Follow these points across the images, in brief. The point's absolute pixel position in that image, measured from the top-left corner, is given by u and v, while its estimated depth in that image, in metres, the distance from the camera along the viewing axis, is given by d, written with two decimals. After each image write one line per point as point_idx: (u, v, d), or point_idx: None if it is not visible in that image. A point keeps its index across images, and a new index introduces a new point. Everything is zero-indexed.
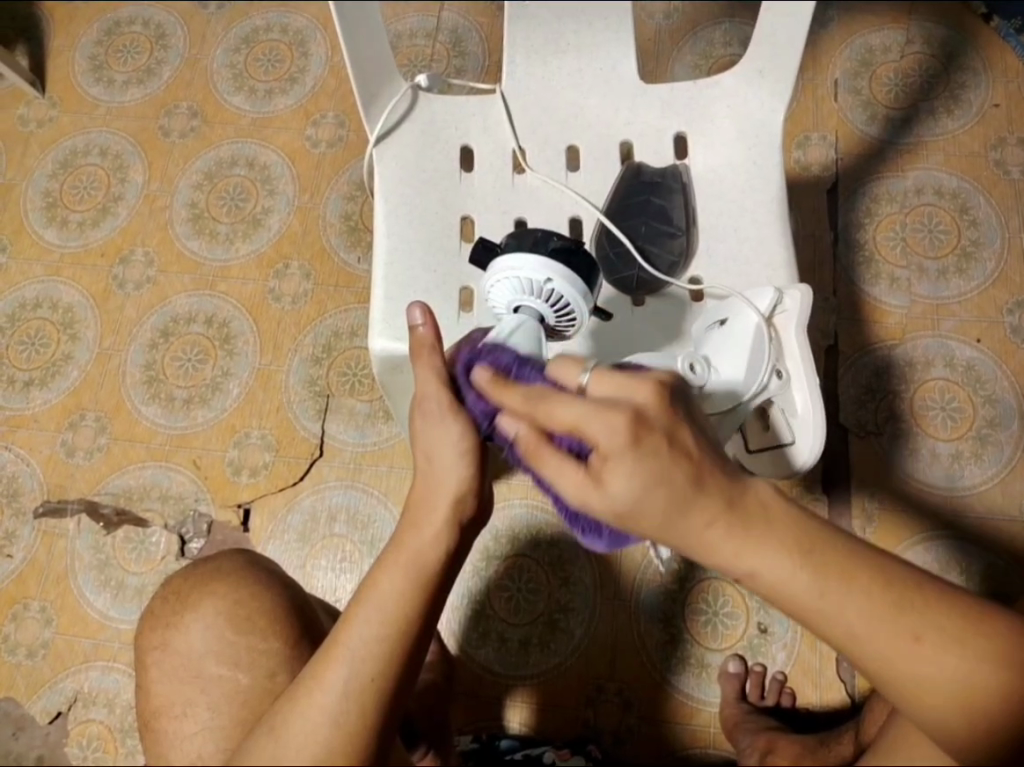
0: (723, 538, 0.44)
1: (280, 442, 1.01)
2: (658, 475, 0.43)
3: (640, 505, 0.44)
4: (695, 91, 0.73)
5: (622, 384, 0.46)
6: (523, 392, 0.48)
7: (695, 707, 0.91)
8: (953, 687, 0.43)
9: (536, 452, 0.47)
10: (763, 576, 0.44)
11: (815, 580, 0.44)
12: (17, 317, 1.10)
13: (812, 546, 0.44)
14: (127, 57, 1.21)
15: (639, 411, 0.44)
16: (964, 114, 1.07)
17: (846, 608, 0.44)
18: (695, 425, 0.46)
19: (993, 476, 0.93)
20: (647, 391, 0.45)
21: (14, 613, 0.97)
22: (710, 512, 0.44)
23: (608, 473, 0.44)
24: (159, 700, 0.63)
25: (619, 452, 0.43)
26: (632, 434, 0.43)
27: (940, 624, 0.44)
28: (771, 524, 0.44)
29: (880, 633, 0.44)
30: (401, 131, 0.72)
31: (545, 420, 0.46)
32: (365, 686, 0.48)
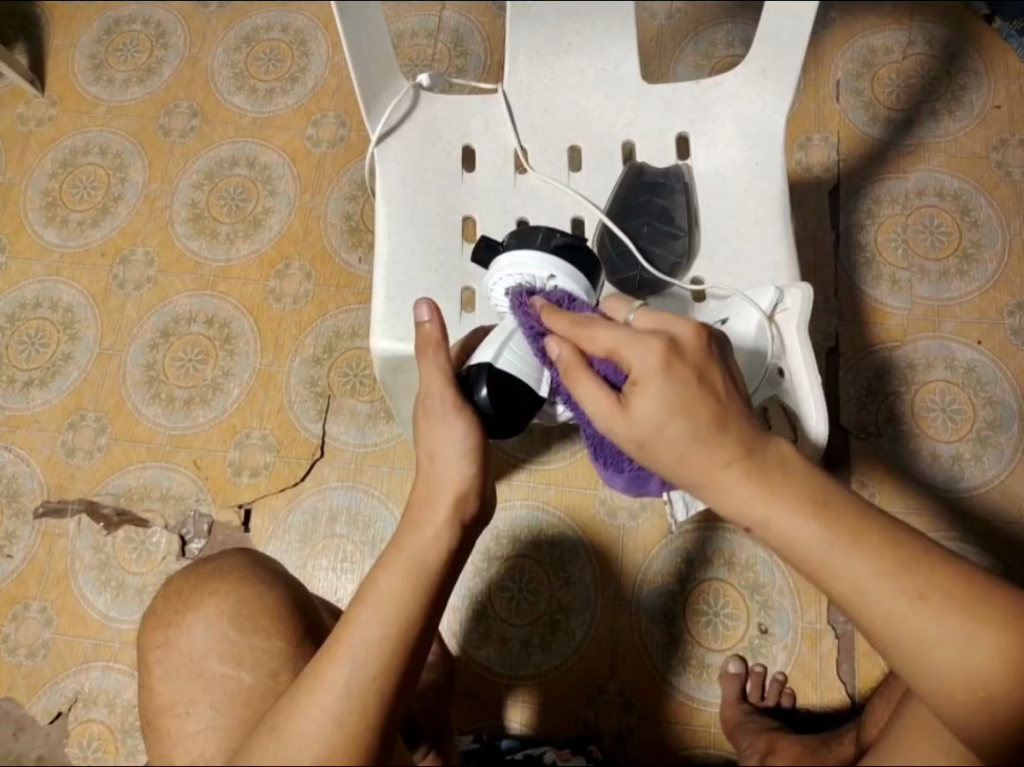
0: (739, 479, 0.45)
1: (281, 442, 1.01)
2: (684, 402, 0.46)
3: (662, 429, 0.46)
4: (698, 91, 0.72)
5: (663, 321, 0.49)
6: (570, 322, 0.52)
7: (695, 708, 0.91)
8: (953, 650, 0.44)
9: (573, 374, 0.50)
10: (775, 525, 0.45)
11: (824, 532, 0.45)
12: (17, 317, 1.09)
13: (827, 501, 0.46)
14: (126, 56, 1.20)
15: (676, 345, 0.47)
16: (965, 116, 1.07)
17: (853, 558, 0.44)
18: (729, 368, 0.49)
19: (993, 477, 0.94)
20: (685, 329, 0.48)
21: (14, 613, 0.97)
22: (729, 451, 0.46)
23: (636, 396, 0.47)
24: (161, 700, 0.63)
25: (649, 376, 0.46)
26: (665, 359, 0.46)
27: (944, 588, 0.45)
28: (787, 476, 0.46)
29: (885, 588, 0.44)
30: (403, 130, 0.72)
31: (588, 345, 0.50)
32: (367, 686, 0.48)
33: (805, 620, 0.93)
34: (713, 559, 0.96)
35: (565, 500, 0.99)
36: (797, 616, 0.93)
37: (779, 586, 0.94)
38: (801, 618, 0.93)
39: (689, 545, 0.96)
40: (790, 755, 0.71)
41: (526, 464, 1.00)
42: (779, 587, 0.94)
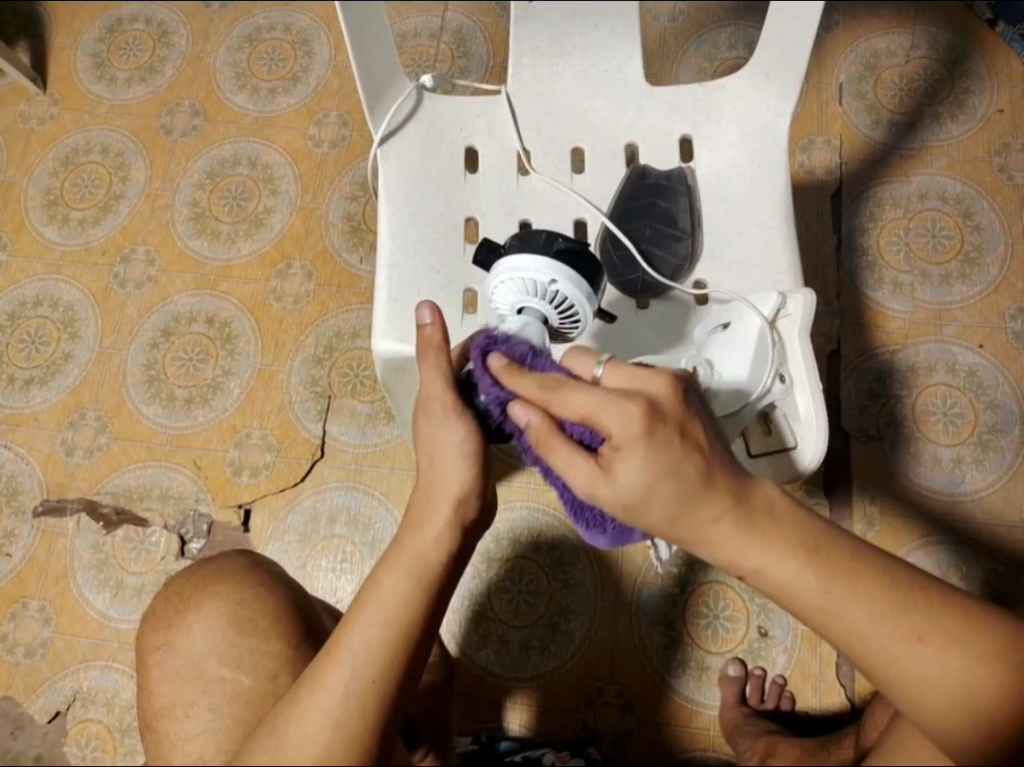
0: (731, 533, 0.45)
1: (281, 443, 1.01)
2: (669, 466, 0.44)
3: (649, 495, 0.44)
4: (702, 93, 0.72)
5: (635, 376, 0.47)
6: (536, 382, 0.48)
7: (694, 710, 0.91)
8: (955, 687, 0.43)
9: (545, 441, 0.47)
10: (767, 574, 0.45)
11: (819, 579, 0.44)
12: (17, 315, 1.09)
13: (818, 545, 0.45)
14: (128, 54, 1.20)
15: (654, 403, 0.45)
16: (968, 119, 1.07)
17: (850, 604, 0.44)
18: (706, 418, 0.47)
19: (994, 481, 0.94)
20: (659, 383, 0.46)
21: (13, 612, 0.97)
22: (720, 504, 0.45)
23: (619, 462, 0.44)
24: (161, 701, 0.63)
25: (631, 442, 0.44)
26: (646, 424, 0.44)
27: (943, 625, 0.44)
28: (777, 524, 0.45)
29: (884, 632, 0.44)
30: (405, 131, 0.72)
31: (558, 408, 0.47)
32: (366, 688, 0.48)
33: (805, 622, 0.93)
34: (713, 560, 0.96)
35: (565, 501, 0.99)
36: (796, 619, 0.93)
37: None
38: (801, 621, 0.93)
39: (689, 547, 0.96)
40: (790, 758, 0.71)
41: (527, 465, 1.00)
42: None
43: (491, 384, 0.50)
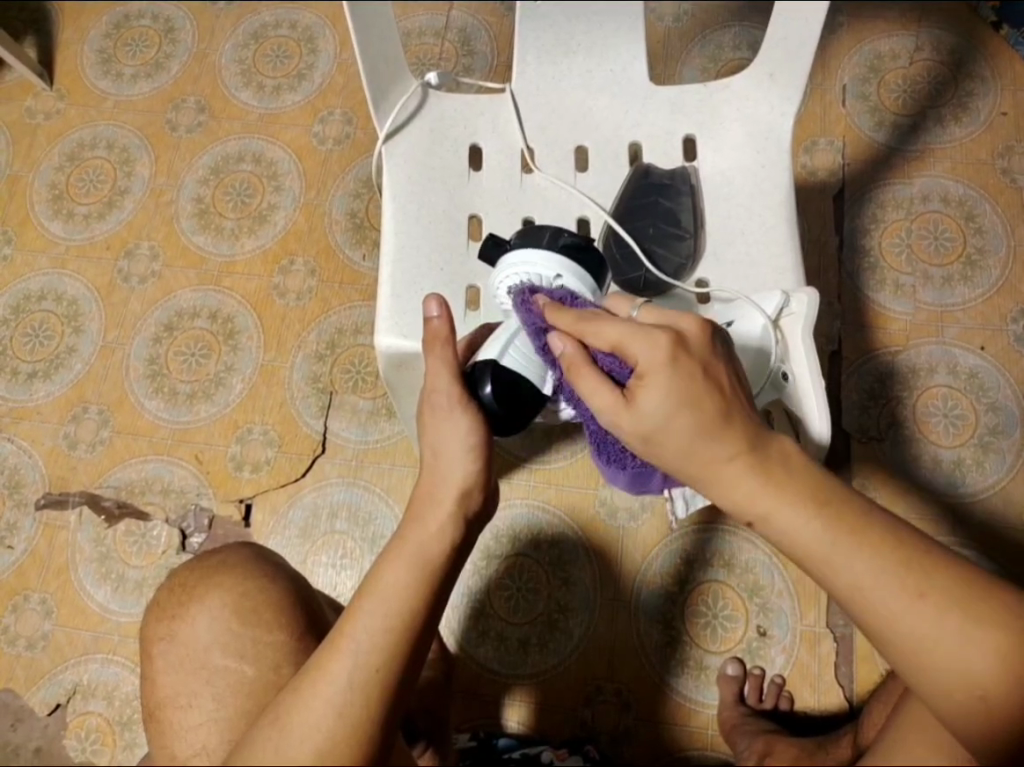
0: (742, 472, 0.46)
1: (283, 437, 1.01)
2: (690, 397, 0.46)
3: (668, 426, 0.46)
4: (706, 95, 0.73)
5: (669, 316, 0.50)
6: (574, 317, 0.52)
7: (693, 709, 0.91)
8: (952, 648, 0.43)
9: (576, 369, 0.50)
10: (774, 520, 0.46)
11: (826, 529, 0.45)
12: (22, 308, 1.10)
13: (829, 499, 0.46)
14: (135, 51, 1.21)
15: (679, 341, 0.47)
16: (971, 122, 1.07)
17: (852, 552, 0.44)
18: (733, 366, 0.49)
19: (994, 483, 0.94)
20: (692, 324, 0.49)
21: (14, 604, 0.97)
22: (734, 446, 0.46)
23: (642, 391, 0.47)
24: (164, 691, 0.63)
25: (657, 370, 0.46)
26: (672, 355, 0.47)
27: (944, 587, 0.44)
28: (790, 474, 0.46)
29: (884, 585, 0.44)
30: (411, 128, 0.72)
31: (591, 339, 0.50)
32: (369, 677, 0.48)
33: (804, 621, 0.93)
34: (713, 559, 0.96)
35: (566, 499, 0.99)
36: (796, 619, 0.93)
37: (779, 588, 0.94)
38: (801, 621, 0.93)
39: (688, 545, 0.96)
40: (789, 757, 0.71)
41: (527, 464, 1.00)
42: (778, 590, 0.94)
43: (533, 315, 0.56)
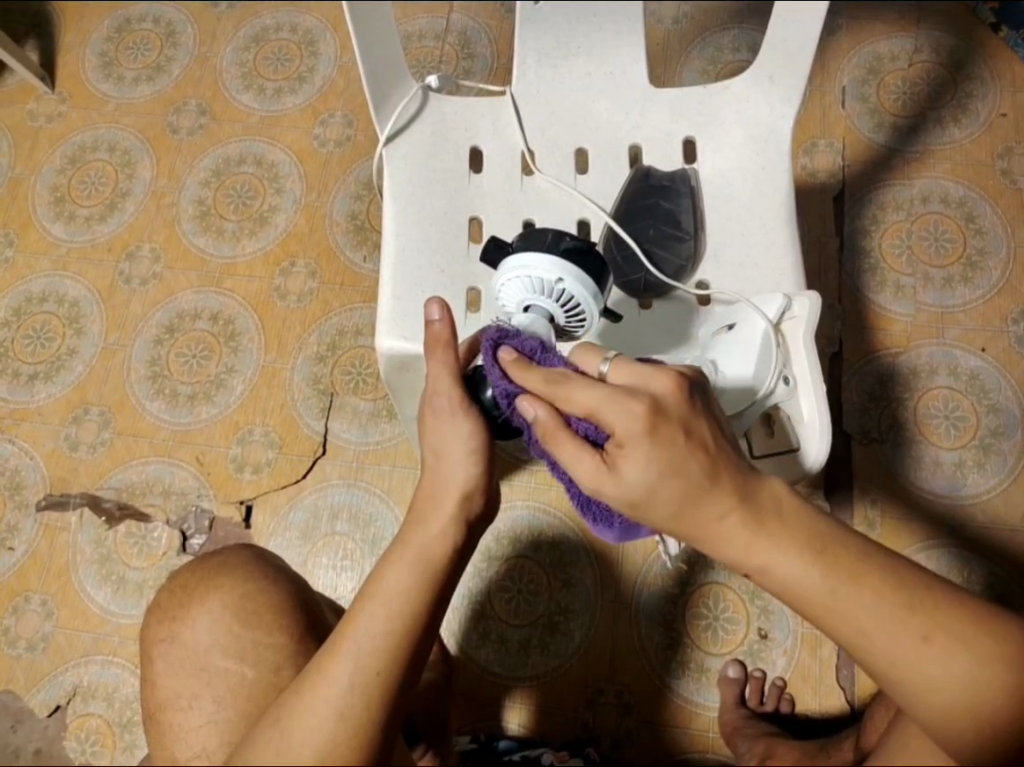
0: (737, 530, 0.45)
1: (284, 439, 1.01)
2: (673, 464, 0.44)
3: (653, 494, 0.45)
4: (705, 96, 0.73)
5: (641, 373, 0.47)
6: (540, 377, 0.48)
7: (694, 711, 0.91)
8: (959, 689, 0.43)
9: (552, 437, 0.47)
10: (774, 572, 0.45)
11: (827, 579, 0.44)
12: (24, 311, 1.10)
13: (827, 547, 0.45)
14: (136, 54, 1.21)
15: (657, 401, 0.45)
16: (971, 123, 1.08)
17: (856, 605, 0.44)
18: (711, 417, 0.47)
19: (995, 485, 0.93)
20: (666, 381, 0.46)
21: (15, 605, 0.97)
22: (726, 503, 0.45)
23: (623, 460, 0.45)
24: (165, 692, 0.63)
25: (636, 439, 0.44)
26: (649, 422, 0.44)
27: (948, 626, 0.44)
28: (787, 523, 0.45)
29: (891, 633, 0.44)
30: (412, 130, 0.73)
31: (562, 403, 0.47)
32: (369, 679, 0.48)
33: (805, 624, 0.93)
34: (714, 561, 0.96)
35: (566, 501, 0.99)
36: (797, 621, 0.93)
37: None
38: (803, 624, 0.93)
39: (689, 547, 0.96)
40: (790, 759, 0.71)
41: (529, 465, 1.00)
42: None
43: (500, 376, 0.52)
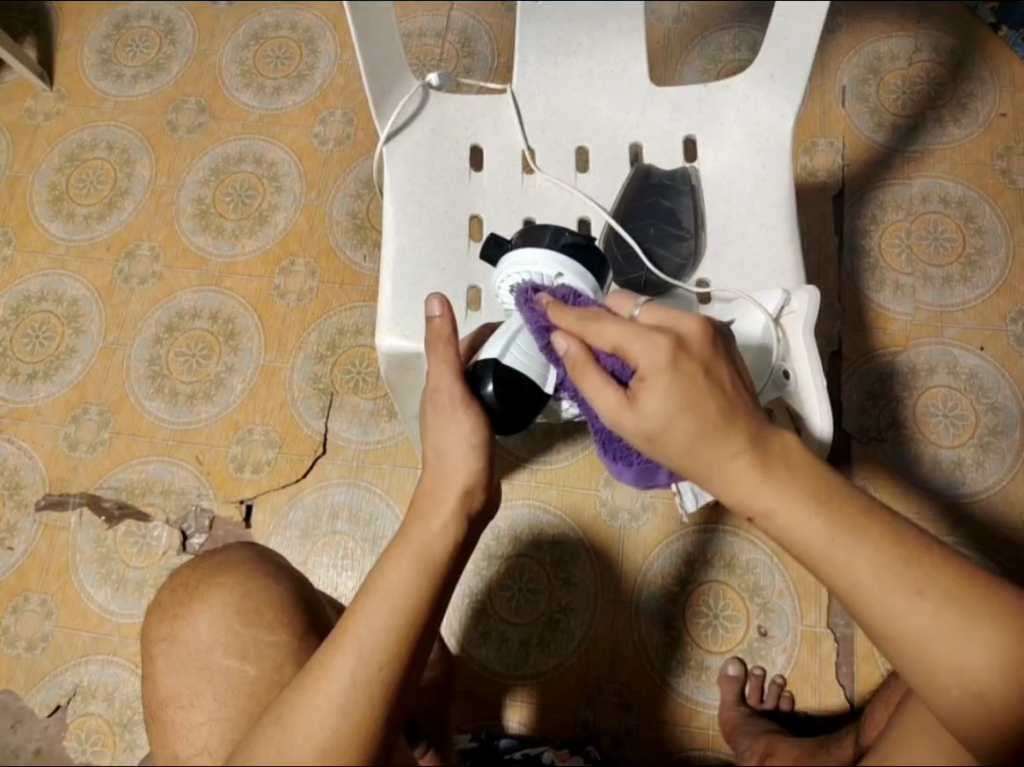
0: (746, 470, 0.45)
1: (284, 438, 1.01)
2: (691, 398, 0.45)
3: (670, 427, 0.45)
4: (707, 95, 0.73)
5: (669, 315, 0.48)
6: (576, 315, 0.51)
7: (694, 709, 0.91)
8: (951, 646, 0.43)
9: (581, 370, 0.49)
10: (774, 516, 0.45)
11: (826, 526, 0.44)
12: (22, 309, 1.10)
13: (830, 495, 0.45)
14: (135, 52, 1.21)
15: (681, 339, 0.46)
16: (971, 122, 1.08)
17: (853, 555, 0.44)
18: (736, 363, 0.48)
19: (994, 483, 0.94)
20: (692, 323, 0.47)
21: (14, 605, 0.97)
22: (738, 443, 0.45)
23: (643, 392, 0.46)
24: (166, 691, 0.63)
25: (657, 372, 0.45)
26: (673, 356, 0.45)
27: (943, 584, 0.44)
28: (791, 469, 0.46)
29: (887, 585, 0.44)
30: (412, 129, 0.72)
31: (593, 339, 0.49)
32: (372, 677, 0.48)
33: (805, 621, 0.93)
34: (713, 560, 0.96)
35: (566, 499, 0.99)
36: (797, 619, 0.93)
37: (779, 588, 0.95)
38: (802, 621, 0.93)
39: (689, 545, 0.97)
40: (790, 757, 0.71)
41: (529, 464, 1.01)
42: (778, 590, 0.94)
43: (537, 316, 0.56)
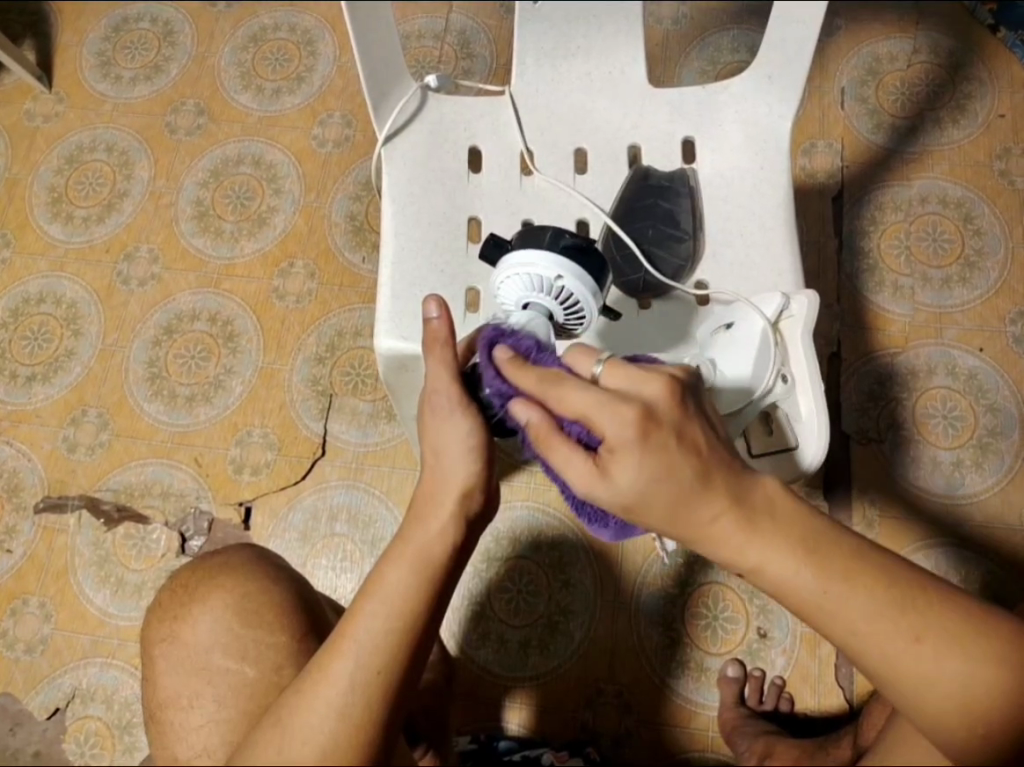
0: (732, 533, 0.45)
1: (283, 441, 1.01)
2: (665, 470, 0.44)
3: (646, 496, 0.44)
4: (704, 96, 0.73)
5: (632, 377, 0.46)
6: (536, 378, 0.48)
7: (694, 711, 0.91)
8: (953, 687, 0.43)
9: (545, 439, 0.47)
10: (767, 572, 0.45)
11: (817, 579, 0.45)
12: (21, 312, 1.10)
13: (818, 546, 0.45)
14: (134, 54, 1.21)
15: (648, 408, 0.44)
16: (969, 124, 1.08)
17: (847, 606, 0.44)
18: (703, 416, 0.47)
19: (993, 485, 0.94)
20: (657, 386, 0.45)
21: (13, 608, 0.97)
22: (719, 505, 0.45)
23: (614, 465, 0.44)
24: (166, 692, 0.63)
25: (626, 446, 0.44)
26: (640, 428, 0.44)
27: (941, 624, 0.44)
28: (777, 522, 0.45)
29: (884, 633, 0.44)
30: (410, 130, 0.72)
31: (556, 406, 0.47)
32: (371, 680, 0.48)
33: (804, 623, 0.93)
34: (713, 561, 0.96)
35: (566, 501, 0.99)
36: (796, 620, 0.93)
37: None
38: (801, 623, 0.93)
39: (689, 547, 0.96)
40: (789, 758, 0.71)
41: (528, 465, 1.00)
42: None
43: (495, 378, 0.52)
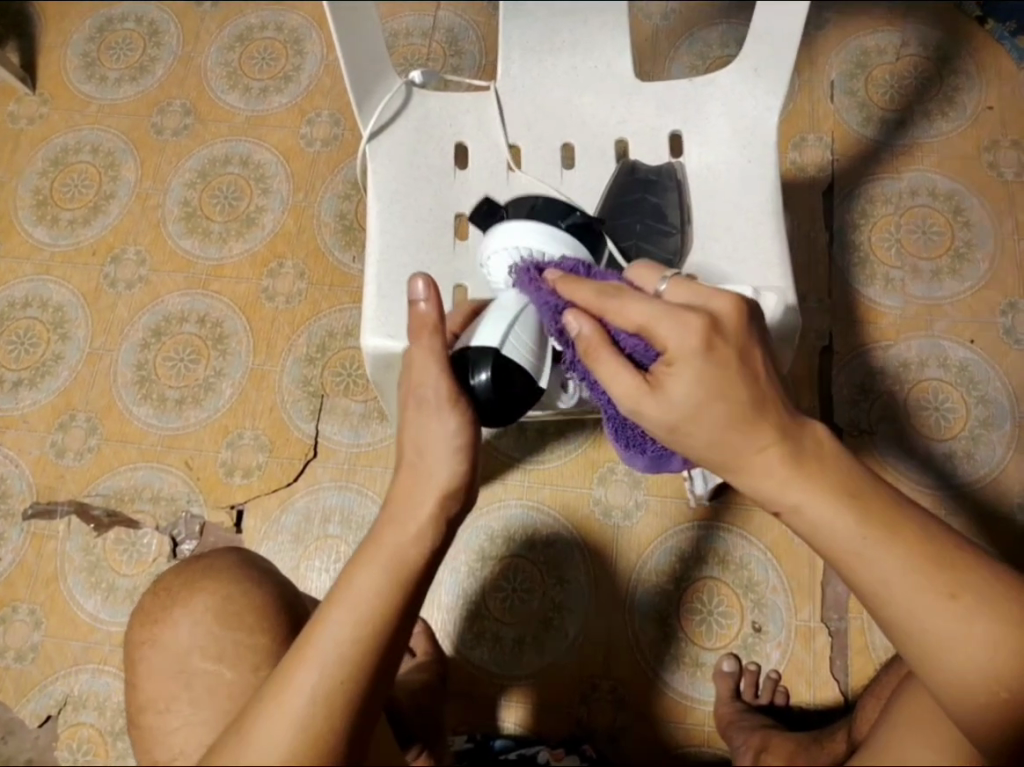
0: (775, 465, 0.49)
1: (274, 442, 1.00)
2: (722, 387, 0.48)
3: (696, 410, 0.48)
4: (691, 90, 0.73)
5: (698, 296, 0.50)
6: (593, 289, 0.52)
7: (687, 706, 0.91)
8: (979, 649, 0.46)
9: (595, 351, 0.51)
10: (806, 512, 0.49)
11: (859, 525, 0.48)
12: (7, 316, 1.08)
13: (862, 496, 0.49)
14: (118, 55, 1.20)
15: (715, 320, 0.48)
16: (958, 116, 1.08)
17: (884, 553, 0.48)
18: (766, 344, 0.50)
19: (986, 475, 0.94)
20: (724, 303, 0.49)
21: (3, 615, 0.96)
22: (766, 438, 0.48)
23: (670, 378, 0.49)
24: (147, 696, 0.62)
25: (688, 356, 0.48)
26: (704, 341, 0.48)
27: (976, 589, 0.48)
28: (825, 467, 0.49)
29: (918, 587, 0.47)
30: (394, 128, 0.72)
31: (614, 320, 0.51)
32: (335, 689, 0.47)
33: (799, 618, 0.93)
34: (709, 557, 0.96)
35: (559, 500, 0.99)
36: (790, 613, 0.93)
37: (773, 584, 0.94)
38: (795, 616, 0.93)
39: (684, 543, 0.96)
40: (784, 751, 0.71)
41: (521, 464, 1.00)
42: (773, 586, 0.94)
43: (547, 293, 0.56)
